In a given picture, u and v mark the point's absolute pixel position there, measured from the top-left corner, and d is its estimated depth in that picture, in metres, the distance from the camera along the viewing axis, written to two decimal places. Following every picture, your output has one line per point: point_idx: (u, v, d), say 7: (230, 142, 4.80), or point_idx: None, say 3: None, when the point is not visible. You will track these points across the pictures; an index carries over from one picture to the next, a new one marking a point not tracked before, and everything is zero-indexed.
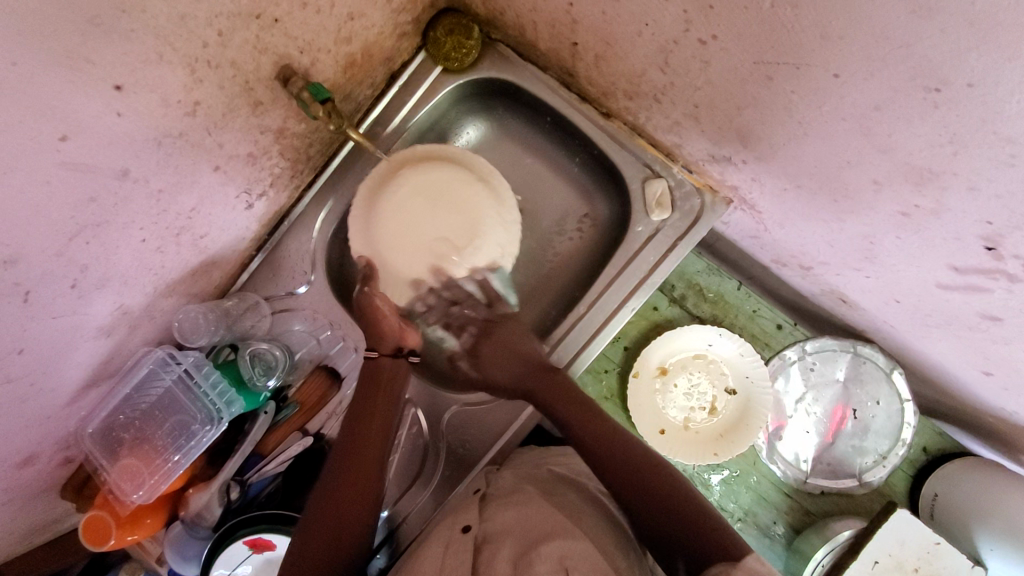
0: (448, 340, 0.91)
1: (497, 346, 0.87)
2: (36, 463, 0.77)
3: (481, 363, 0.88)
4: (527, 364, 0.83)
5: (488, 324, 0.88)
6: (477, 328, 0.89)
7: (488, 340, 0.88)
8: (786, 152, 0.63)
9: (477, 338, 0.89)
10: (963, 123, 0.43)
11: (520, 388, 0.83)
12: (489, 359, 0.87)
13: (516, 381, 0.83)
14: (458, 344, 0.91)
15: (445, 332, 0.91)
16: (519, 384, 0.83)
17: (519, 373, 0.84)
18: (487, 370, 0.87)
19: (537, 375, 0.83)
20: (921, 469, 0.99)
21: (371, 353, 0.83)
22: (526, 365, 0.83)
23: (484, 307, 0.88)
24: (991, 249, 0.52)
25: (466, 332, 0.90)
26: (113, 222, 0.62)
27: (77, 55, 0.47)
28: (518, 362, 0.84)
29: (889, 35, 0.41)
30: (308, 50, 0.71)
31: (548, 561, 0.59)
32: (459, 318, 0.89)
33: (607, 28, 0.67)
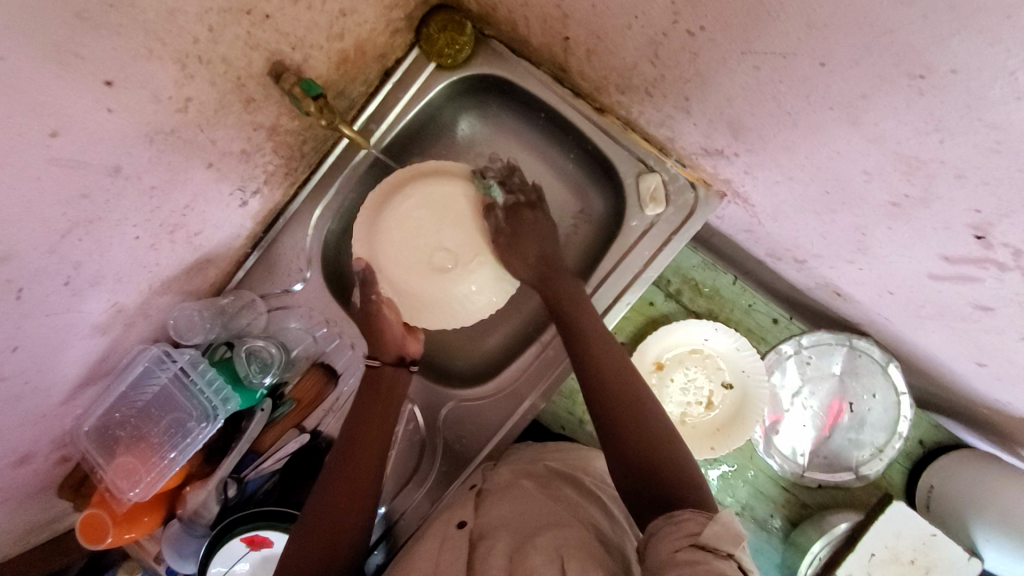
0: (491, 193, 0.86)
1: (534, 226, 0.87)
2: (33, 461, 0.77)
3: (516, 228, 0.85)
4: (551, 257, 0.85)
5: (529, 203, 0.89)
6: (521, 200, 0.88)
7: (528, 211, 0.87)
8: (777, 143, 0.63)
9: (518, 207, 0.87)
10: (949, 111, 0.43)
11: (543, 288, 0.84)
12: (526, 229, 0.86)
13: (542, 260, 0.85)
14: (500, 199, 0.87)
15: (495, 185, 0.88)
16: (539, 272, 0.84)
17: (539, 256, 0.85)
18: (518, 233, 0.85)
19: (558, 271, 0.85)
20: (917, 462, 1.00)
21: (372, 362, 0.83)
22: (549, 257, 0.85)
23: (530, 189, 0.90)
24: (980, 238, 0.52)
25: (512, 198, 0.88)
26: (106, 219, 0.62)
27: (66, 51, 0.48)
28: (540, 246, 0.86)
29: (873, 23, 0.41)
30: (300, 47, 0.71)
31: (544, 553, 0.59)
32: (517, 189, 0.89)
33: (597, 20, 0.67)
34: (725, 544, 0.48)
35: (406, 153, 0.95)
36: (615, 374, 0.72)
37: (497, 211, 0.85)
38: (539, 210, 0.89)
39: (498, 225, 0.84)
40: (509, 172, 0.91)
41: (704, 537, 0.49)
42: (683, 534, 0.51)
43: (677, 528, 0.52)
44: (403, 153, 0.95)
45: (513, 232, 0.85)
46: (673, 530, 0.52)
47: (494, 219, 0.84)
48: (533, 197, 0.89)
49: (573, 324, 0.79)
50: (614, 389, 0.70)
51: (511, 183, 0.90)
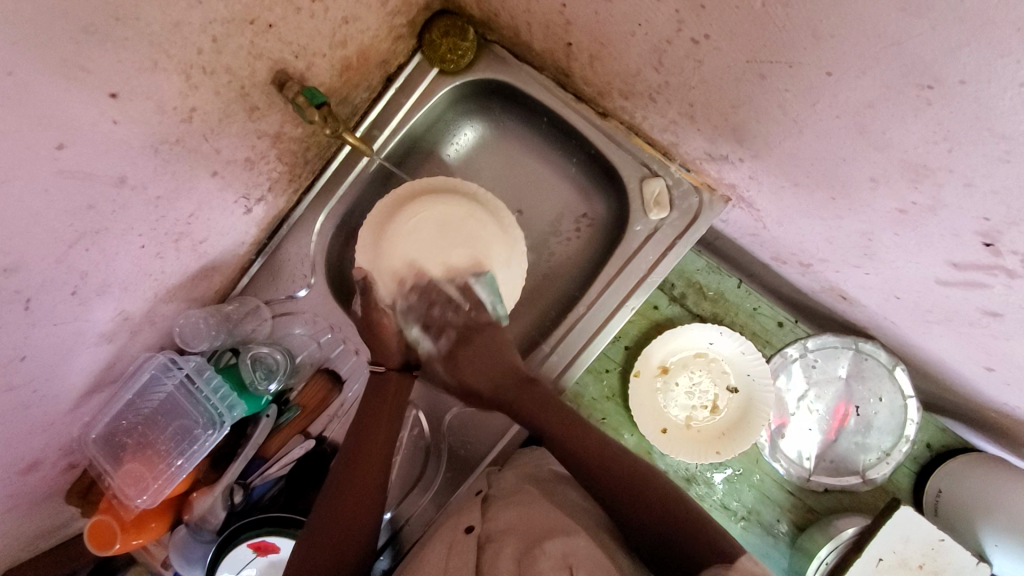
0: (446, 300, 0.85)
1: (475, 355, 0.85)
2: (40, 469, 0.77)
3: (458, 369, 0.85)
4: (506, 380, 0.83)
5: (467, 329, 0.85)
6: (455, 335, 0.85)
7: (466, 344, 0.85)
8: (782, 149, 0.63)
9: (454, 345, 0.86)
10: (956, 119, 0.43)
11: (496, 400, 0.83)
12: (466, 367, 0.85)
13: (495, 391, 0.83)
14: (436, 324, 0.85)
15: (421, 334, 0.86)
16: (496, 398, 0.83)
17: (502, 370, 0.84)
18: (467, 375, 0.85)
19: (512, 385, 0.83)
20: (924, 466, 0.99)
21: (376, 368, 0.84)
22: (503, 380, 0.83)
23: (459, 316, 0.84)
24: (989, 245, 0.52)
25: (443, 336, 0.86)
26: (112, 229, 0.63)
27: (72, 64, 0.48)
28: (494, 374, 0.84)
29: (878, 31, 0.41)
30: (303, 55, 0.71)
31: (552, 557, 0.59)
32: (439, 322, 0.84)
33: (600, 28, 0.67)
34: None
35: (410, 158, 0.95)
36: (591, 447, 0.76)
37: (436, 364, 0.87)
38: (488, 325, 0.85)
39: (446, 377, 0.88)
40: (430, 304, 0.83)
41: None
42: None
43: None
44: (406, 158, 0.95)
45: (460, 382, 0.85)
46: None
47: (436, 369, 0.88)
48: (468, 317, 0.84)
49: (534, 424, 0.80)
50: (592, 462, 0.74)
51: (431, 321, 0.84)
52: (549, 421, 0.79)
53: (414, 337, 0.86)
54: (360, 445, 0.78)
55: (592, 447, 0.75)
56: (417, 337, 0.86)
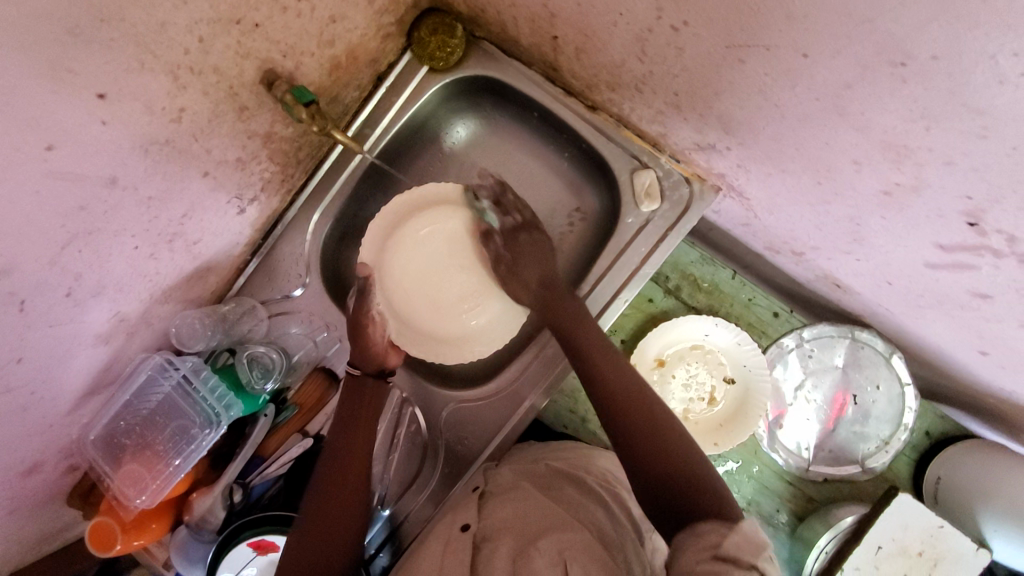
0: (487, 219, 0.87)
1: (531, 243, 0.85)
2: (40, 471, 0.78)
3: (515, 250, 0.84)
4: (551, 274, 0.84)
5: (523, 224, 0.86)
6: (517, 220, 0.86)
7: (525, 232, 0.86)
8: (767, 136, 0.63)
9: (516, 226, 0.86)
10: (933, 97, 0.43)
11: (540, 301, 0.83)
12: (521, 250, 0.85)
13: (540, 287, 0.83)
14: (498, 224, 0.87)
15: (490, 207, 0.87)
16: (540, 287, 0.83)
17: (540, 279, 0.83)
18: (518, 259, 0.84)
19: (559, 301, 0.82)
20: (923, 453, 0.99)
21: (354, 371, 0.83)
22: (549, 274, 0.84)
23: (530, 211, 0.88)
24: (973, 224, 0.52)
25: (509, 216, 0.87)
26: (104, 230, 0.63)
27: (58, 65, 0.49)
28: (541, 269, 0.84)
29: (852, 11, 0.41)
30: (291, 54, 0.72)
31: (548, 555, 0.60)
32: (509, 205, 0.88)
33: (584, 19, 0.67)
34: (746, 555, 0.50)
35: (402, 157, 0.96)
36: (631, 392, 0.71)
37: (495, 237, 0.86)
38: (535, 231, 0.86)
39: (496, 254, 0.85)
40: (502, 191, 0.88)
41: (725, 549, 0.51)
42: (702, 547, 0.53)
43: (697, 540, 0.54)
44: (398, 157, 0.95)
45: (511, 258, 0.84)
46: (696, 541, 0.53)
47: (493, 245, 0.86)
48: (528, 214, 0.87)
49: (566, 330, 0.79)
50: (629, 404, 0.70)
51: (503, 202, 0.88)
52: (593, 356, 0.76)
53: (482, 208, 0.88)
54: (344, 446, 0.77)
55: (632, 387, 0.71)
56: (484, 211, 0.88)
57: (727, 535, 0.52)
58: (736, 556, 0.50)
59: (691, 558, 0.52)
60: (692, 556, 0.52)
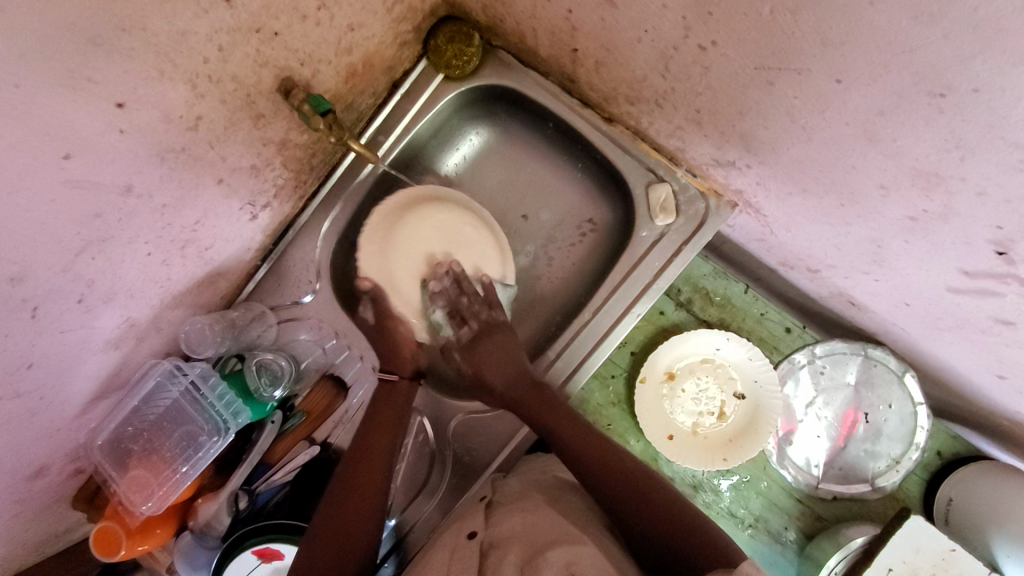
0: (444, 329, 0.86)
1: (495, 347, 0.84)
2: (47, 475, 0.77)
3: (478, 360, 0.84)
4: (520, 377, 0.82)
5: (487, 325, 0.84)
6: (475, 328, 0.84)
7: (485, 339, 0.84)
8: (790, 156, 0.62)
9: (474, 338, 0.84)
10: (969, 128, 0.42)
11: (507, 396, 0.82)
12: (483, 361, 0.84)
13: (507, 389, 0.82)
14: (455, 335, 0.86)
15: (445, 320, 0.85)
16: (506, 394, 0.82)
17: (505, 385, 0.82)
18: (478, 371, 0.83)
19: (526, 391, 0.81)
20: (934, 474, 0.98)
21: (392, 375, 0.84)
22: (519, 378, 0.82)
23: (484, 310, 0.85)
24: (1002, 253, 0.51)
25: (465, 327, 0.85)
26: (117, 238, 0.63)
27: (79, 75, 0.48)
28: (506, 371, 0.83)
29: (892, 40, 0.40)
30: (309, 62, 0.71)
31: (554, 565, 0.59)
32: (467, 312, 0.84)
33: (606, 34, 0.67)
34: None
35: (416, 164, 0.95)
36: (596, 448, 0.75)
37: (454, 351, 0.86)
38: (500, 333, 0.85)
39: (462, 368, 0.87)
40: (460, 296, 0.84)
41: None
42: None
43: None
44: (411, 164, 0.95)
45: (474, 375, 0.84)
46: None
47: (455, 358, 0.87)
48: (490, 315, 0.84)
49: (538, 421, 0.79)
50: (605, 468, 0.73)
51: (459, 310, 0.84)
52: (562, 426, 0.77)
53: (437, 321, 0.86)
54: (364, 442, 0.78)
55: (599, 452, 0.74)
56: (440, 322, 0.86)
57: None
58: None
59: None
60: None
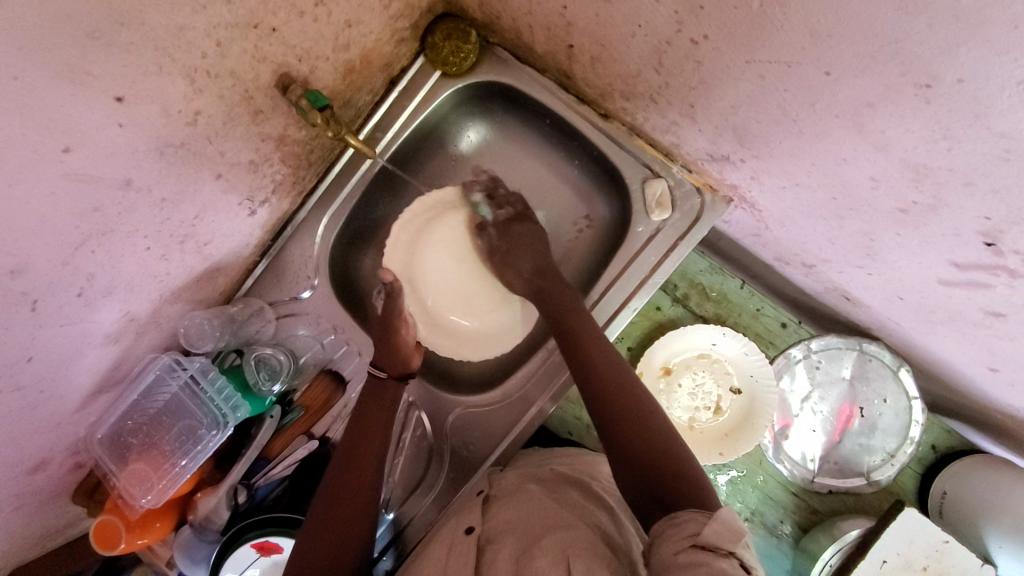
0: (482, 210, 0.92)
1: (525, 231, 0.89)
2: (47, 469, 0.78)
3: (510, 239, 0.88)
4: (542, 265, 0.86)
5: (519, 214, 0.91)
6: (512, 211, 0.91)
7: (518, 225, 0.90)
8: (783, 150, 0.63)
9: (510, 218, 0.91)
10: (955, 119, 0.43)
11: (534, 283, 0.84)
12: (518, 240, 0.88)
13: (535, 274, 0.85)
14: (491, 215, 0.91)
15: (485, 201, 0.92)
16: (533, 279, 0.85)
17: (534, 269, 0.86)
18: (511, 246, 0.88)
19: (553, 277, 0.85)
20: (929, 467, 0.98)
21: (381, 373, 0.83)
22: (540, 265, 0.86)
23: (519, 204, 0.93)
24: (990, 244, 0.52)
25: (504, 208, 0.91)
26: (116, 231, 0.63)
27: (78, 68, 0.49)
28: (534, 258, 0.87)
29: (878, 32, 0.41)
30: (307, 58, 0.72)
31: (549, 554, 0.59)
32: (502, 197, 0.93)
33: (600, 29, 0.67)
34: (726, 542, 0.49)
35: (413, 160, 0.96)
36: (611, 366, 0.72)
37: (489, 228, 0.90)
38: (529, 221, 0.91)
39: (492, 244, 0.89)
40: (495, 187, 0.94)
41: (705, 537, 0.50)
42: (682, 536, 0.52)
43: (677, 530, 0.53)
44: (409, 161, 0.95)
45: (506, 248, 0.88)
46: (674, 531, 0.53)
47: (486, 235, 0.90)
48: (522, 208, 0.92)
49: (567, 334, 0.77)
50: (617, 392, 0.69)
51: (498, 195, 0.93)
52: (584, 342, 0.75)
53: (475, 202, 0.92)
54: (359, 434, 0.78)
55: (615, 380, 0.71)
56: (478, 205, 0.92)
57: (705, 523, 0.51)
58: (717, 544, 0.49)
59: (673, 547, 0.51)
60: (671, 547, 0.52)
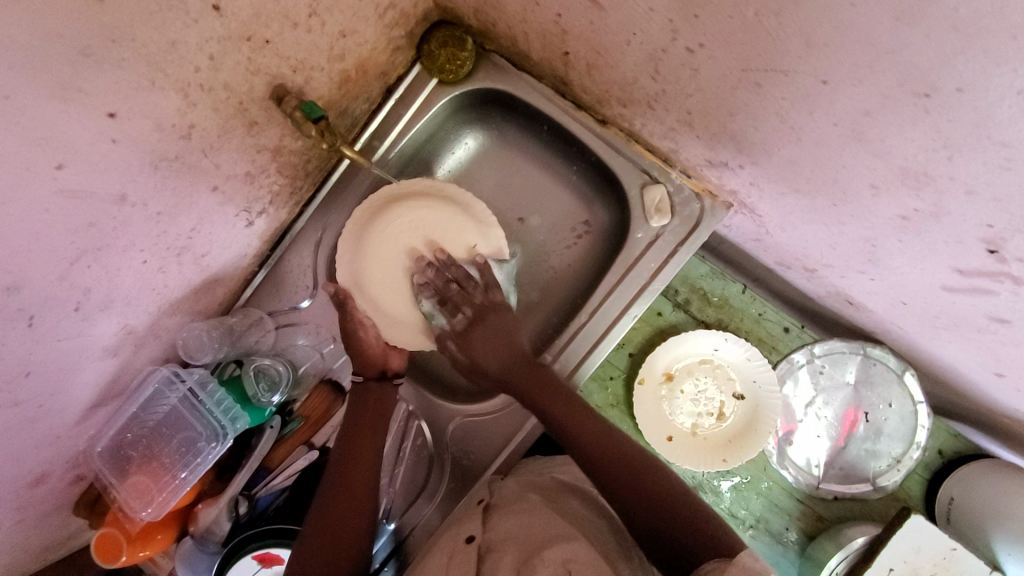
0: (436, 318, 0.85)
1: (486, 333, 0.83)
2: (47, 482, 0.78)
3: (471, 347, 0.83)
4: (514, 358, 0.82)
5: (482, 310, 0.83)
6: (469, 315, 0.83)
7: (481, 325, 0.83)
8: (781, 156, 0.62)
9: (470, 324, 0.83)
10: (954, 127, 0.42)
11: (507, 381, 0.82)
12: (478, 346, 0.83)
13: (503, 370, 0.82)
14: (446, 324, 0.85)
15: (435, 309, 0.84)
16: (502, 375, 0.82)
17: (504, 364, 0.82)
18: (476, 357, 0.83)
19: (519, 370, 0.81)
20: (936, 472, 0.97)
21: (356, 378, 0.86)
22: (512, 359, 0.82)
23: (479, 292, 0.84)
24: (993, 252, 0.51)
25: (459, 314, 0.84)
26: (113, 246, 0.63)
27: (70, 85, 0.48)
28: (510, 345, 0.83)
29: (874, 41, 0.40)
30: (301, 69, 0.71)
31: (551, 565, 0.59)
32: (457, 297, 0.83)
33: (596, 37, 0.67)
34: None
35: (411, 169, 0.95)
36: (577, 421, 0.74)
37: (449, 343, 0.84)
38: (501, 308, 0.84)
39: (457, 357, 0.85)
40: (470, 259, 0.85)
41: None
42: None
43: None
44: (406, 169, 0.95)
45: (471, 359, 0.83)
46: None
47: (449, 348, 0.85)
48: (480, 298, 0.83)
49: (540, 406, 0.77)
50: (601, 453, 0.70)
51: (449, 297, 0.83)
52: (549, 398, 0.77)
53: (426, 312, 0.85)
54: (349, 442, 0.79)
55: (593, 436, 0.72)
56: (459, 263, 0.85)
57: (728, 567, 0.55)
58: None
59: None
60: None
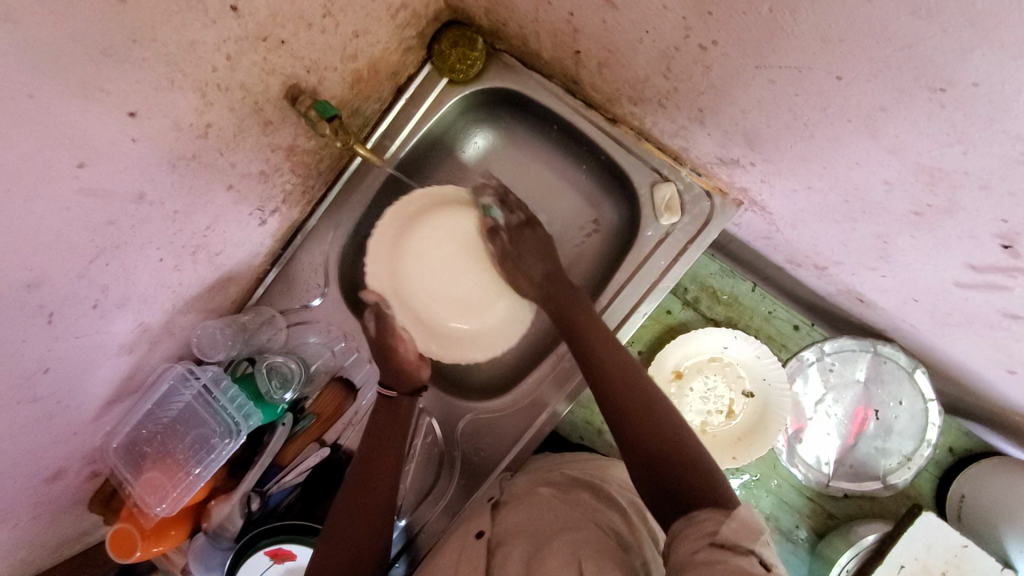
0: (494, 213, 0.87)
1: (533, 239, 0.87)
2: (64, 478, 0.79)
3: (519, 245, 0.87)
4: (556, 276, 0.85)
5: (531, 218, 0.88)
6: (522, 216, 0.88)
7: (528, 228, 0.88)
8: (793, 154, 0.63)
9: (522, 223, 0.88)
10: (968, 122, 0.42)
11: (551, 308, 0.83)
12: (526, 244, 0.87)
13: (547, 277, 0.85)
14: (502, 219, 0.87)
15: (495, 203, 0.87)
16: (546, 296, 0.84)
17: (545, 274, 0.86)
18: (521, 254, 0.86)
19: (563, 291, 0.84)
20: (947, 471, 0.97)
21: (389, 393, 0.82)
22: (554, 274, 0.85)
23: (526, 206, 0.90)
24: (1007, 247, 0.51)
25: (515, 213, 0.88)
26: (130, 244, 0.64)
27: (91, 85, 0.49)
28: (546, 264, 0.86)
29: (889, 37, 0.41)
30: (315, 69, 0.72)
31: (560, 556, 0.59)
32: (512, 202, 0.88)
33: (608, 35, 0.67)
34: (744, 540, 0.50)
35: (420, 168, 0.96)
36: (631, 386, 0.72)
37: (501, 233, 0.87)
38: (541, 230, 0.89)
39: (504, 251, 0.86)
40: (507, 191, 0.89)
41: (723, 536, 0.51)
42: (702, 535, 0.53)
43: (696, 530, 0.54)
44: (416, 169, 0.95)
45: (517, 253, 0.86)
46: (694, 531, 0.54)
47: (500, 241, 0.87)
48: (530, 211, 0.89)
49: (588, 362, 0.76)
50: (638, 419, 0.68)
51: (508, 199, 0.89)
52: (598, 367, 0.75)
53: (485, 204, 0.87)
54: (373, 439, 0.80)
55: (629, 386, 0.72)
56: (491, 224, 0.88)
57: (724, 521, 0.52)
58: (736, 542, 0.50)
59: (691, 546, 0.52)
60: (691, 546, 0.53)
